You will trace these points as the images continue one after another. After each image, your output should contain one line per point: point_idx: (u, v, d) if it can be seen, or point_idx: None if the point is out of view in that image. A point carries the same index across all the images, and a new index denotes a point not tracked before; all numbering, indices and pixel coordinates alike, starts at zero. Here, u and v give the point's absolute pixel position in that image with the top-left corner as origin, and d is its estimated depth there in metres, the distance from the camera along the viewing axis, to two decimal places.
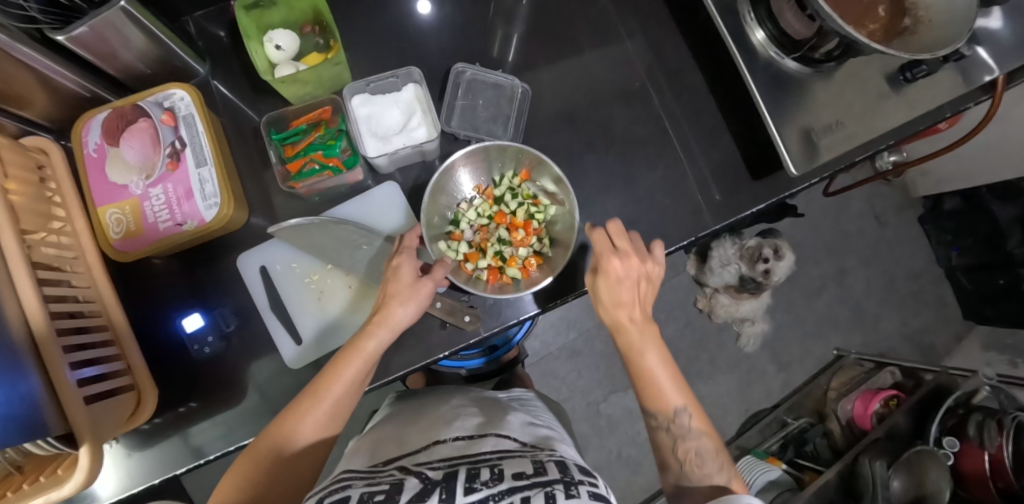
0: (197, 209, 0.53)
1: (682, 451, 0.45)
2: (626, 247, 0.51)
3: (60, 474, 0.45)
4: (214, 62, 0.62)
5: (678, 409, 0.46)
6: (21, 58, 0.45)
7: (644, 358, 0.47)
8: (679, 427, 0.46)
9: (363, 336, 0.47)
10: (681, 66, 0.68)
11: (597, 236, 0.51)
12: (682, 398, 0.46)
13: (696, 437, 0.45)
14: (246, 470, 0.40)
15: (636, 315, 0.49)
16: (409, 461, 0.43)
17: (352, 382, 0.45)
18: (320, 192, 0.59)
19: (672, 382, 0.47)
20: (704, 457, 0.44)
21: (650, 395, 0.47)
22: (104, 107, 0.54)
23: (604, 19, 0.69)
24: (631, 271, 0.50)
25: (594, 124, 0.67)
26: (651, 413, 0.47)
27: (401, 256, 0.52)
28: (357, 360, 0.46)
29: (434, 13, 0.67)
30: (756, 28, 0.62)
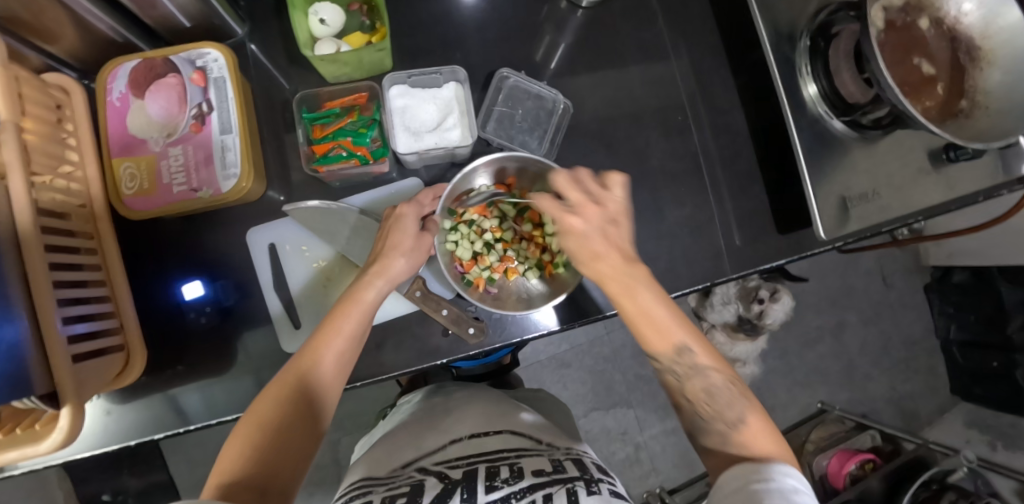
0: (214, 177, 0.51)
1: (692, 391, 0.46)
2: (580, 198, 0.47)
3: (38, 430, 0.44)
4: (253, 23, 0.59)
5: (681, 347, 0.45)
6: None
7: (635, 298, 0.46)
8: (686, 365, 0.46)
9: (359, 286, 0.48)
10: (726, 105, 0.67)
11: (542, 201, 0.47)
12: (682, 337, 0.46)
13: (703, 375, 0.45)
14: (245, 435, 0.40)
15: (615, 266, 0.46)
16: (425, 461, 0.49)
17: (350, 333, 0.47)
18: (342, 179, 0.57)
19: (673, 320, 0.46)
20: (714, 392, 0.45)
21: (651, 340, 0.46)
22: (135, 55, 0.52)
23: (655, 42, 0.67)
24: (594, 224, 0.46)
25: (628, 149, 0.65)
26: (656, 356, 0.47)
27: (405, 207, 0.52)
28: (355, 311, 0.47)
29: (485, 9, 0.65)
30: (809, 82, 0.61)
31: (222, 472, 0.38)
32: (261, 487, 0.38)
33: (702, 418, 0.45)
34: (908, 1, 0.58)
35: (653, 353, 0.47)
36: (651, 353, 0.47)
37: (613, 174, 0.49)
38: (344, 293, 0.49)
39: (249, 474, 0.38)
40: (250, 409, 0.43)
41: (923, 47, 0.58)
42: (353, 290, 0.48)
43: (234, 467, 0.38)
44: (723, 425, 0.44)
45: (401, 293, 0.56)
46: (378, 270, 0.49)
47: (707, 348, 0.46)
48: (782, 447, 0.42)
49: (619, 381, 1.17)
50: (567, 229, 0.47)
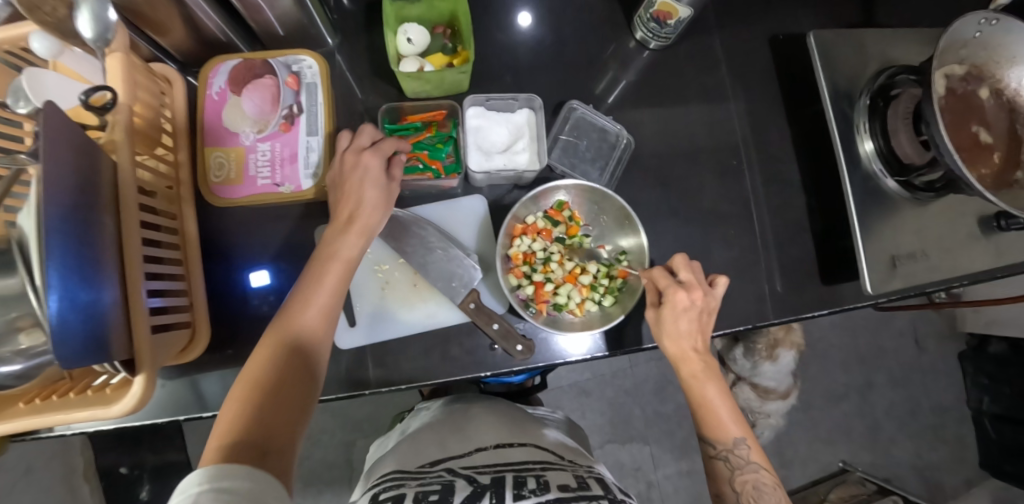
0: (296, 173, 0.55)
1: (740, 482, 0.51)
2: (669, 284, 0.53)
3: (108, 393, 0.47)
4: (341, 36, 0.63)
5: (736, 440, 0.53)
6: None
7: (704, 388, 0.54)
8: (739, 458, 0.52)
9: (335, 242, 0.50)
10: (779, 155, 0.69)
11: (656, 272, 0.55)
12: (740, 432, 0.53)
13: (754, 470, 0.51)
14: (241, 397, 0.41)
15: (694, 350, 0.55)
16: (452, 463, 0.51)
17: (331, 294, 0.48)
18: (411, 189, 0.60)
19: (732, 416, 0.54)
20: (761, 490, 0.51)
21: (710, 426, 0.54)
22: (235, 55, 0.57)
23: (715, 86, 0.69)
24: (691, 303, 0.53)
25: (682, 187, 0.67)
26: (712, 443, 0.54)
27: (368, 154, 0.52)
28: (338, 267, 0.49)
29: (557, 43, 0.69)
30: (865, 139, 0.63)
31: (223, 432, 0.38)
32: (262, 444, 0.38)
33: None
34: (970, 69, 0.59)
35: (708, 438, 0.54)
36: (703, 438, 0.54)
37: (720, 275, 0.56)
38: (323, 249, 0.50)
39: (252, 428, 0.39)
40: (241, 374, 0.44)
41: (982, 115, 0.59)
42: (329, 247, 0.50)
43: (236, 422, 0.39)
44: None
45: (455, 303, 0.58)
46: (353, 222, 0.50)
47: (760, 449, 0.53)
48: None
49: (637, 415, 1.16)
50: (670, 301, 0.53)
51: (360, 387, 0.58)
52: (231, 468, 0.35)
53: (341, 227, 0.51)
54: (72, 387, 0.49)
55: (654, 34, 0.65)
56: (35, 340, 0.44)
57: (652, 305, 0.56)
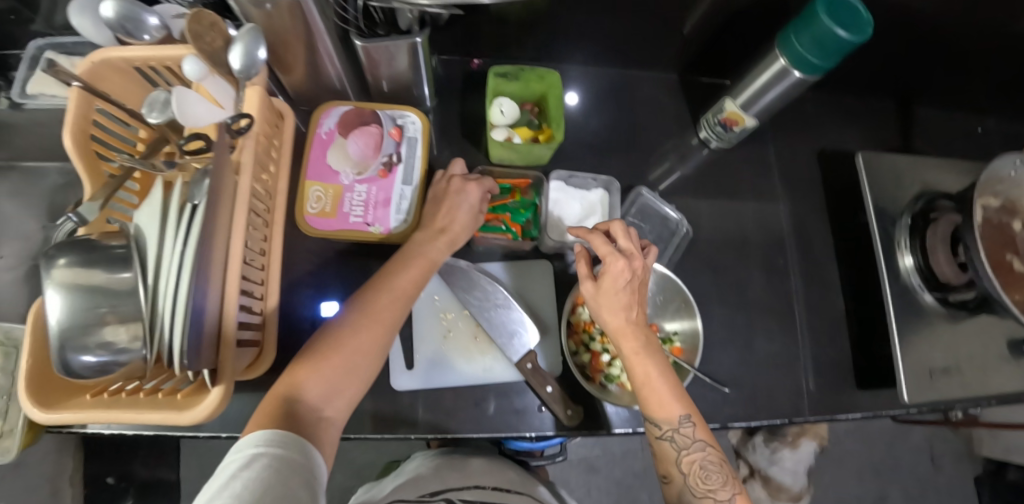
0: (386, 216, 0.58)
1: (687, 463, 0.51)
2: (609, 253, 0.51)
3: (178, 399, 0.48)
4: (439, 100, 0.70)
5: (681, 418, 0.51)
6: (316, 36, 0.53)
7: (645, 365, 0.52)
8: (684, 437, 0.51)
9: (422, 246, 0.55)
10: (818, 257, 0.74)
11: (595, 239, 0.52)
12: (685, 409, 0.51)
13: (700, 449, 0.51)
14: (308, 364, 0.48)
15: (633, 324, 0.53)
16: (453, 496, 0.61)
17: (401, 295, 0.53)
18: (484, 245, 0.63)
19: (675, 393, 0.51)
20: (708, 469, 0.50)
21: (654, 406, 0.51)
22: (347, 102, 0.62)
23: (765, 187, 0.76)
24: (630, 276, 0.52)
25: (730, 275, 0.71)
26: (656, 424, 0.52)
27: (468, 185, 0.58)
28: (420, 269, 0.54)
29: (626, 132, 0.77)
30: (905, 253, 0.69)
31: (288, 391, 0.46)
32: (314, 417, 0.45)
33: (692, 494, 0.50)
34: (1004, 202, 0.65)
35: (655, 419, 0.52)
36: (649, 419, 0.52)
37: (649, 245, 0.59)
38: (411, 248, 0.55)
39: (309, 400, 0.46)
40: (315, 334, 0.52)
41: (1014, 245, 0.64)
42: (416, 247, 0.55)
43: (300, 387, 0.46)
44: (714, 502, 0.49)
45: (512, 362, 0.59)
46: (441, 235, 0.56)
47: (705, 425, 0.52)
48: None
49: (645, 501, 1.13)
50: (610, 269, 0.52)
51: (406, 429, 0.58)
52: (282, 437, 0.41)
53: (431, 234, 0.56)
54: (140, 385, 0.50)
55: (718, 136, 0.72)
56: (120, 334, 0.44)
57: (586, 277, 0.53)
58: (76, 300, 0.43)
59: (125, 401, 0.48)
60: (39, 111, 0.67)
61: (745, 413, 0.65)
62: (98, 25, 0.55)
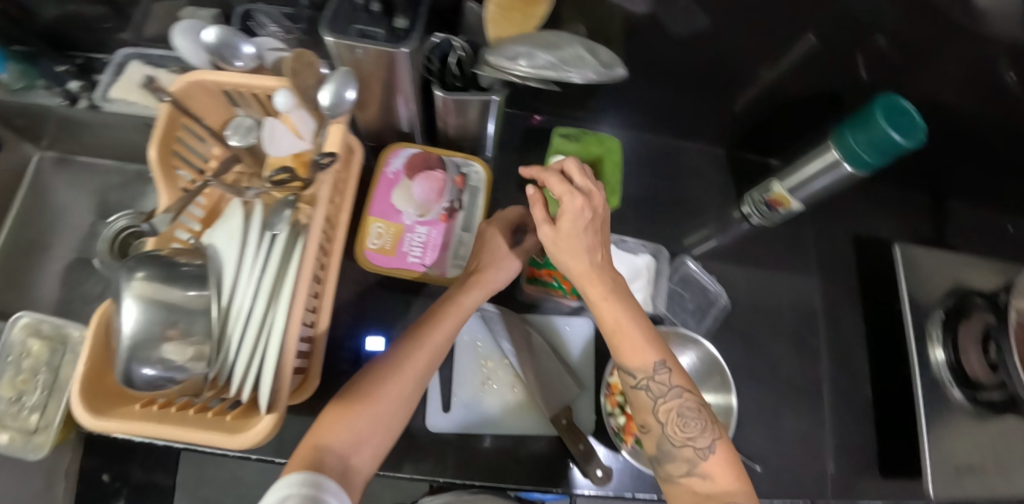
0: (444, 260, 0.61)
1: (664, 411, 0.49)
2: (566, 190, 0.48)
3: (228, 421, 0.48)
4: (498, 150, 0.73)
5: (657, 365, 0.49)
6: (403, 81, 0.56)
7: (615, 310, 0.50)
8: (659, 384, 0.49)
9: (461, 297, 0.55)
10: (848, 341, 0.76)
11: (554, 180, 0.49)
12: (659, 355, 0.49)
13: (677, 395, 0.49)
14: (329, 417, 0.49)
15: (598, 265, 0.50)
16: None
17: (435, 348, 0.53)
18: (532, 297, 0.66)
19: (648, 338, 0.50)
20: (686, 416, 0.49)
21: (626, 352, 0.49)
22: (416, 145, 0.65)
23: (800, 266, 0.79)
24: (590, 213, 0.48)
25: (762, 350, 0.73)
26: (630, 371, 0.50)
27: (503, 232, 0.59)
28: (451, 318, 0.54)
29: (667, 201, 0.81)
30: (937, 347, 0.70)
31: (309, 443, 0.47)
32: (337, 468, 0.46)
33: (672, 441, 0.48)
34: None
35: (627, 368, 0.50)
36: (622, 367, 0.51)
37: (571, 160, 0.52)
38: (446, 296, 0.56)
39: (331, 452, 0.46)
40: (353, 377, 0.53)
41: None
42: (455, 297, 0.55)
43: (321, 438, 0.47)
44: (699, 453, 0.48)
45: (546, 416, 0.60)
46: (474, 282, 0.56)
47: (682, 370, 0.50)
48: (742, 480, 0.47)
49: None
50: (568, 204, 0.48)
51: (437, 473, 0.58)
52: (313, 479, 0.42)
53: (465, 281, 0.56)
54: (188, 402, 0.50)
55: (761, 214, 0.76)
56: (176, 352, 0.43)
57: (543, 221, 0.49)
58: (146, 312, 0.44)
59: (173, 417, 0.48)
60: (114, 114, 0.70)
61: (770, 491, 0.65)
62: (197, 49, 0.57)
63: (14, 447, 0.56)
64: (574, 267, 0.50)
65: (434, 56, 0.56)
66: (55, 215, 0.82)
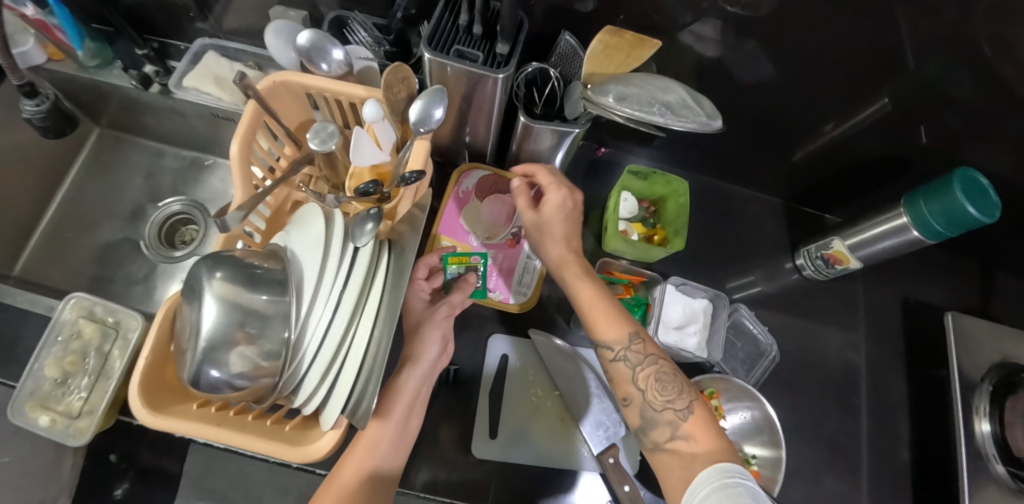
0: (509, 286, 0.64)
1: (643, 378, 0.52)
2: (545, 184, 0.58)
3: (287, 431, 0.48)
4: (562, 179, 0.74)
5: (632, 335, 0.53)
6: (491, 103, 0.56)
7: (591, 288, 0.56)
8: (637, 352, 0.53)
9: (405, 376, 0.52)
10: (890, 404, 0.76)
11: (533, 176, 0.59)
12: (632, 326, 0.54)
13: (652, 362, 0.52)
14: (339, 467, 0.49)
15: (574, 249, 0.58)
16: None
17: (396, 428, 0.51)
18: (587, 332, 0.64)
19: (621, 312, 0.55)
20: (663, 381, 0.52)
21: (601, 324, 0.54)
22: (486, 167, 0.66)
23: (844, 323, 0.80)
24: (558, 194, 0.57)
25: (805, 405, 0.73)
26: (608, 345, 0.54)
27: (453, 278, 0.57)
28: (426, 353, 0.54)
29: (719, 247, 0.82)
30: (983, 419, 0.70)
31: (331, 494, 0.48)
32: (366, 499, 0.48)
33: (652, 406, 0.51)
34: None
35: (605, 341, 0.54)
36: (601, 343, 0.54)
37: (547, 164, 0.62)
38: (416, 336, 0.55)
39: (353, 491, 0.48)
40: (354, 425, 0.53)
41: None
42: (394, 382, 0.52)
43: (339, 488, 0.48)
44: (677, 420, 0.50)
45: (593, 453, 0.59)
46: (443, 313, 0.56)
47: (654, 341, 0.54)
48: (725, 445, 0.48)
49: None
50: (548, 196, 0.57)
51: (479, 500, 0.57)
52: None
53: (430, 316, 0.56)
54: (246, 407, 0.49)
55: (817, 268, 0.77)
56: (246, 359, 0.43)
57: (528, 207, 0.58)
58: (225, 315, 0.43)
59: (231, 421, 0.47)
60: (186, 103, 0.70)
61: None
62: (288, 47, 0.58)
63: (54, 430, 0.55)
64: (554, 253, 0.58)
65: (535, 87, 0.60)
66: (107, 194, 0.81)
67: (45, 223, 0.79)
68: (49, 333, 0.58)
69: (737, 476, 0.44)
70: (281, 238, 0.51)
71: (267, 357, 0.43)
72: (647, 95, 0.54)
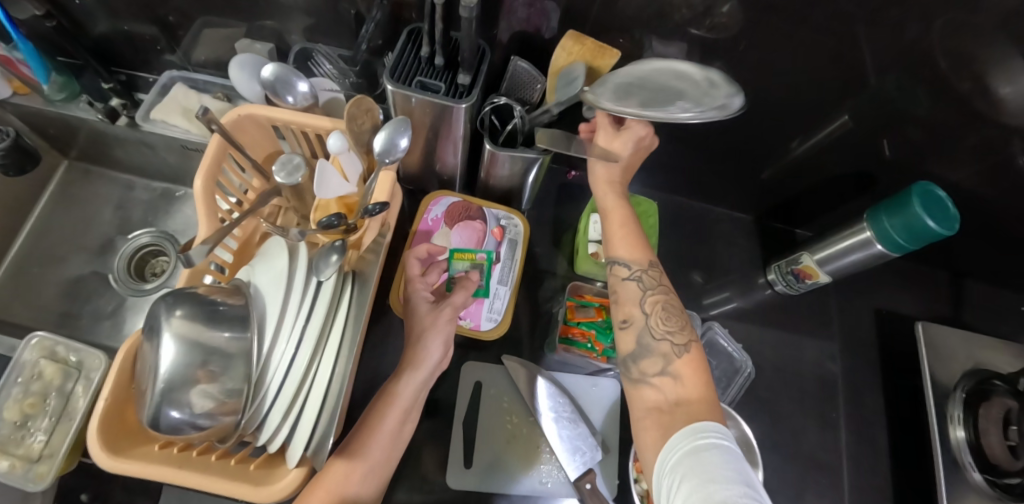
0: (479, 313, 0.63)
1: (650, 301, 0.55)
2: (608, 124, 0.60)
3: (251, 470, 0.47)
4: (535, 203, 0.75)
5: (649, 263, 0.57)
6: (454, 132, 0.56)
7: (618, 213, 0.60)
8: (650, 278, 0.56)
9: (398, 391, 0.51)
10: (868, 416, 0.77)
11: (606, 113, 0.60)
12: (649, 256, 0.57)
13: (663, 292, 0.55)
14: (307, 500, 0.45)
15: (606, 179, 0.62)
16: None
17: (392, 434, 0.50)
18: (559, 356, 0.65)
19: (646, 246, 0.58)
20: (669, 311, 0.54)
21: (626, 243, 0.58)
22: (456, 194, 0.67)
23: (820, 337, 0.80)
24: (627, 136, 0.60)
25: (784, 423, 0.74)
26: (625, 263, 0.57)
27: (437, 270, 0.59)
28: (418, 375, 0.52)
29: (693, 265, 0.83)
30: (957, 426, 0.71)
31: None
32: None
33: (651, 333, 0.53)
34: None
35: (623, 260, 0.58)
36: (617, 261, 0.58)
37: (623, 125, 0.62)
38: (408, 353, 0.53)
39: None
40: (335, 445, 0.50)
41: None
42: (390, 390, 0.52)
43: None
44: (675, 351, 0.51)
45: (570, 479, 0.59)
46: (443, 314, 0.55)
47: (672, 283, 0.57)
48: (708, 388, 0.49)
49: None
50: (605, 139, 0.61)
51: None
52: None
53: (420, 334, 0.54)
54: (210, 447, 0.48)
55: (788, 283, 0.79)
56: (206, 396, 0.42)
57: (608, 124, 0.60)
58: (184, 352, 0.42)
59: (193, 463, 0.46)
60: (155, 134, 0.70)
61: None
62: (252, 80, 0.59)
63: (14, 475, 0.54)
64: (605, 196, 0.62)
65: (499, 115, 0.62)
66: (76, 227, 0.80)
67: (11, 260, 0.77)
68: (8, 374, 0.58)
69: (711, 435, 0.44)
70: (247, 273, 0.51)
71: (230, 395, 0.42)
72: (641, 89, 0.51)
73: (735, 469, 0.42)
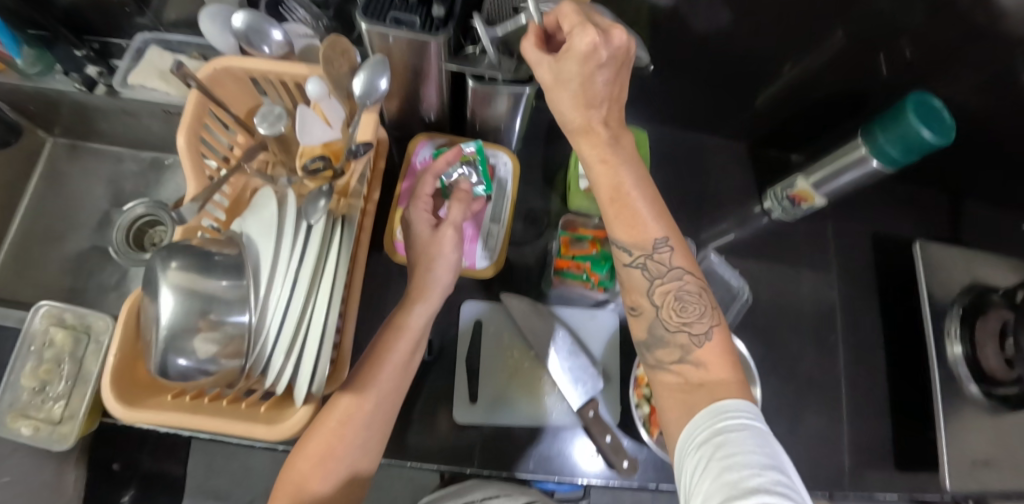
0: (474, 252, 0.64)
1: (661, 291, 0.49)
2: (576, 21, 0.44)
3: (262, 412, 0.48)
4: (524, 144, 0.74)
5: (657, 242, 0.49)
6: (433, 69, 0.55)
7: (617, 173, 0.50)
8: (658, 264, 0.49)
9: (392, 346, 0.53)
10: (866, 337, 0.78)
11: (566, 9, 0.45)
12: (660, 232, 0.49)
13: (676, 277, 0.49)
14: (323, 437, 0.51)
15: (594, 113, 0.49)
16: None
17: (400, 362, 0.54)
18: (558, 291, 0.66)
19: (653, 214, 0.49)
20: (683, 300, 0.49)
21: (626, 220, 0.49)
22: (443, 135, 0.69)
23: (818, 263, 0.80)
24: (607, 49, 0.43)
25: (782, 346, 0.75)
26: (630, 249, 0.50)
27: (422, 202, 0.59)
28: (406, 336, 0.54)
29: (688, 199, 0.82)
30: (954, 342, 0.71)
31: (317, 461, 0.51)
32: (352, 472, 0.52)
33: (665, 326, 0.49)
34: None
35: (623, 244, 0.50)
36: (617, 244, 0.50)
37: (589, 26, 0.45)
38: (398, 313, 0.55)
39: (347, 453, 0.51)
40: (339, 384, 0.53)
41: None
42: (401, 318, 0.55)
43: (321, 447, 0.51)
44: (694, 342, 0.47)
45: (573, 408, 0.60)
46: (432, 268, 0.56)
47: (685, 252, 0.50)
48: (734, 368, 0.47)
49: None
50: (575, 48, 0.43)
51: (463, 463, 0.59)
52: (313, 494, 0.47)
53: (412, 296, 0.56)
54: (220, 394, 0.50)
55: (783, 209, 0.78)
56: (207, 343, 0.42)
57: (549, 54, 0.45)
58: (182, 303, 0.42)
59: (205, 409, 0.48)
60: (134, 101, 0.69)
61: None
62: (224, 32, 0.57)
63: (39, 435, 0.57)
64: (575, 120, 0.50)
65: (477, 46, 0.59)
66: (69, 205, 0.80)
67: (10, 241, 0.78)
68: (20, 343, 0.59)
69: (737, 416, 0.42)
70: (238, 225, 0.51)
71: (231, 338, 0.43)
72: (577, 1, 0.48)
73: (764, 452, 0.40)
